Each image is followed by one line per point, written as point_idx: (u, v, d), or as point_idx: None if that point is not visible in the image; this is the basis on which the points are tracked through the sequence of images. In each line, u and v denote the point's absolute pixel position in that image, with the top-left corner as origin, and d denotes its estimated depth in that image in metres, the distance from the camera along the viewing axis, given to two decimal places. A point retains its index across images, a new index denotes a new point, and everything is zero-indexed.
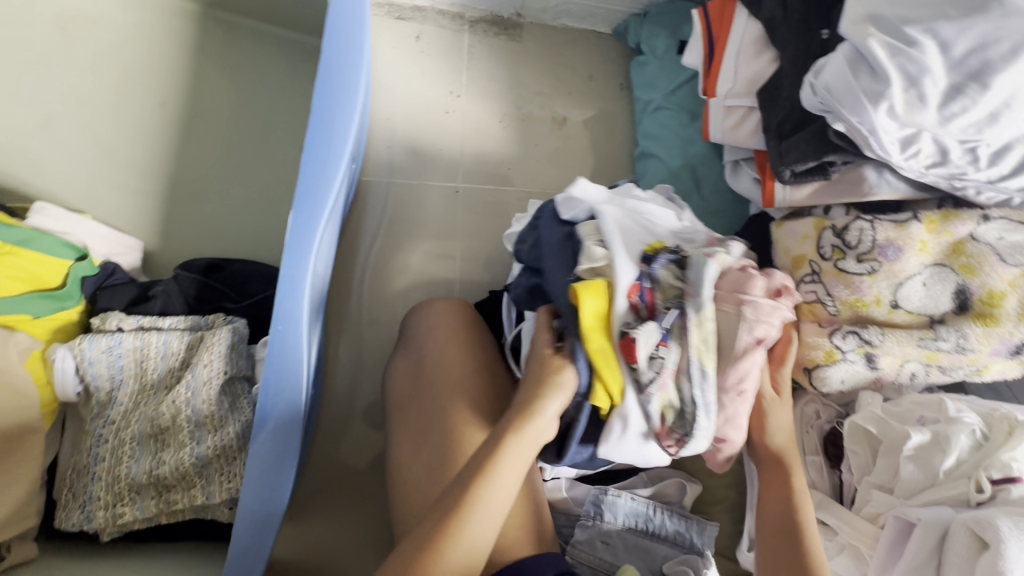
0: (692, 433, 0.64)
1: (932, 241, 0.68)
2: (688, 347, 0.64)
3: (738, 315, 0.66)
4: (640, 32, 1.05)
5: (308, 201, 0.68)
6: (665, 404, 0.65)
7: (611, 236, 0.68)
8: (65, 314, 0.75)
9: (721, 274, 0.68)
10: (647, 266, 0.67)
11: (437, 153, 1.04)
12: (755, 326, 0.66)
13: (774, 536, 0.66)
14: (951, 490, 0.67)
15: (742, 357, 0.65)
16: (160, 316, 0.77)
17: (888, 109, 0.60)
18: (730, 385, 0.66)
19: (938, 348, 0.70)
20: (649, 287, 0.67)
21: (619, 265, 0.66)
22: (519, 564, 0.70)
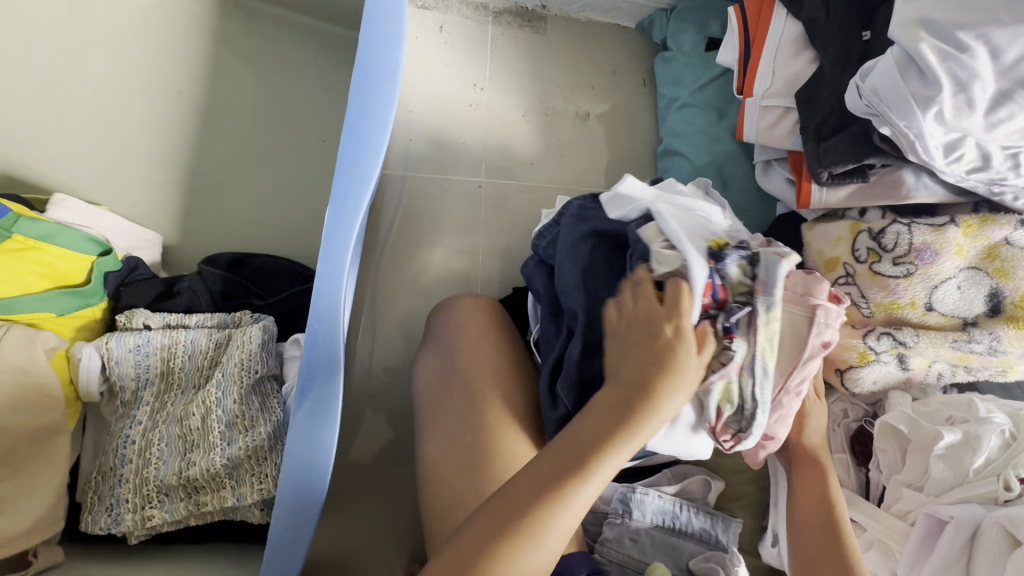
0: (748, 429, 0.66)
1: (968, 245, 0.69)
2: (755, 347, 0.64)
3: (808, 319, 0.65)
4: (666, 27, 1.04)
5: (344, 198, 0.67)
6: (723, 399, 0.65)
7: (678, 237, 0.67)
8: (90, 311, 0.72)
9: (787, 275, 0.68)
10: (716, 263, 0.66)
11: (459, 146, 1.03)
12: (823, 331, 0.66)
13: (812, 536, 0.66)
14: (980, 488, 0.68)
15: (807, 360, 0.66)
16: (186, 314, 0.75)
17: (936, 114, 0.61)
18: (791, 386, 0.66)
19: (970, 350, 0.71)
20: (720, 284, 0.66)
21: (693, 263, 0.64)
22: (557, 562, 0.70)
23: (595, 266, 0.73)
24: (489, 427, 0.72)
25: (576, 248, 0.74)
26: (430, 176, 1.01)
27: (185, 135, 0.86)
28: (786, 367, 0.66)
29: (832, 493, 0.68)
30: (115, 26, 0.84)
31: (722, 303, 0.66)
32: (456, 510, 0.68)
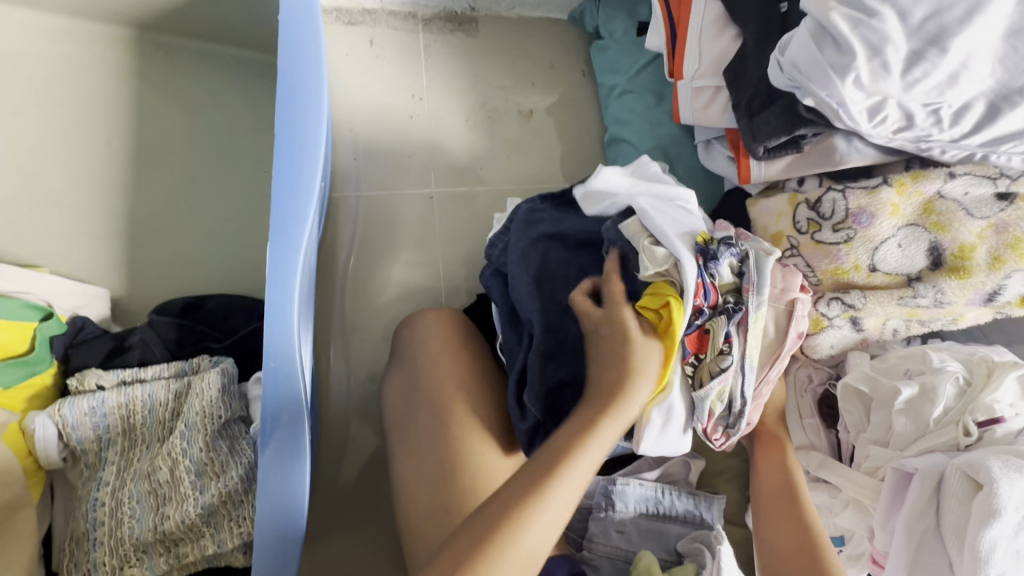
0: (737, 425, 0.66)
1: (904, 203, 0.71)
2: (744, 347, 0.64)
3: (787, 312, 0.68)
4: (597, 15, 1.04)
5: (283, 232, 0.65)
6: (718, 398, 0.64)
7: (665, 235, 0.63)
8: (38, 378, 0.71)
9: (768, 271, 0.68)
10: (708, 261, 0.63)
11: (405, 160, 1.02)
12: (800, 321, 0.68)
13: (773, 498, 0.73)
14: (942, 437, 0.70)
15: (785, 349, 0.67)
16: (141, 367, 0.74)
17: (854, 80, 0.61)
18: (771, 373, 0.68)
19: (917, 304, 0.73)
20: (712, 283, 0.63)
21: (685, 263, 0.61)
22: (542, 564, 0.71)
23: (548, 271, 0.74)
24: (456, 439, 0.72)
25: (523, 255, 0.75)
26: (380, 194, 1.01)
27: (118, 185, 0.85)
28: (765, 358, 0.68)
29: (792, 463, 0.74)
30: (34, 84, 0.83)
31: (715, 304, 0.64)
32: (428, 526, 0.68)
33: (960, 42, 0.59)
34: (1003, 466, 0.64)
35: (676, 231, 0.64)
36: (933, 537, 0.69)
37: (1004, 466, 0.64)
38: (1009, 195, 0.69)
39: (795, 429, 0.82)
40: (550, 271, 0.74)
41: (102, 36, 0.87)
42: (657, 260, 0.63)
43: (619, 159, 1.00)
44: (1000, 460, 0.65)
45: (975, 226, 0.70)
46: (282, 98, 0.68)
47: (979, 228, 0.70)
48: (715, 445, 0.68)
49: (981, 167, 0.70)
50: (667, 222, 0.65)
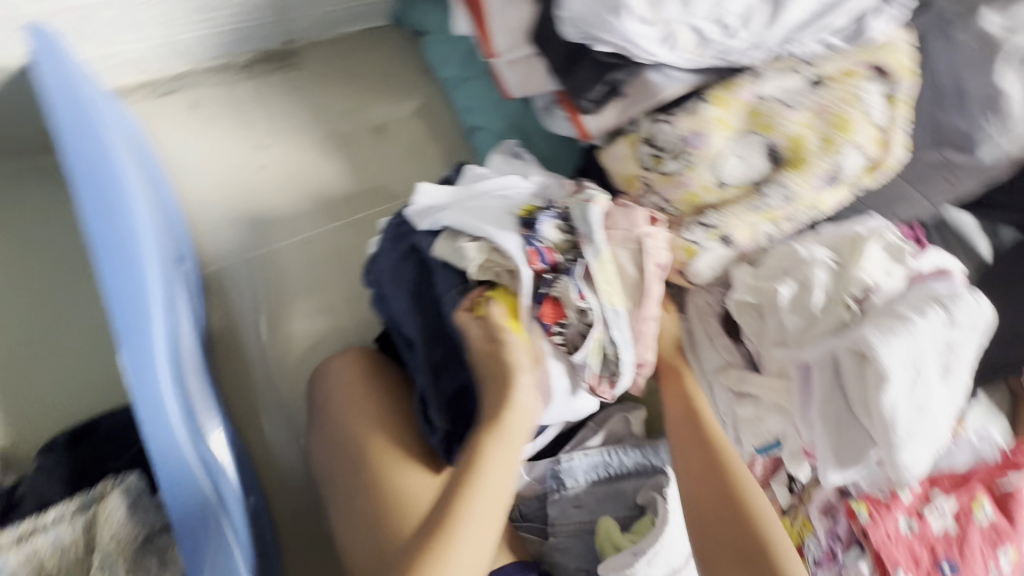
0: (619, 371, 0.69)
1: (729, 115, 0.72)
2: (601, 295, 0.67)
3: (639, 249, 0.69)
4: (414, 14, 1.04)
5: (131, 338, 0.62)
6: (596, 350, 0.68)
7: (476, 227, 0.67)
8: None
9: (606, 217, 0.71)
10: (531, 230, 0.67)
11: (270, 211, 0.97)
12: (655, 254, 0.69)
13: (682, 429, 0.78)
14: (830, 321, 0.73)
15: (648, 285, 0.69)
16: (38, 513, 0.68)
17: (635, 16, 0.63)
18: (646, 314, 0.69)
19: (769, 206, 0.75)
20: (545, 248, 0.67)
21: (500, 242, 0.66)
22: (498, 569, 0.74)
23: (425, 279, 0.73)
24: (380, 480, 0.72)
25: (398, 270, 0.73)
26: (258, 253, 0.96)
27: None
28: (634, 300, 0.70)
29: (691, 392, 0.80)
30: None
31: (555, 264, 0.68)
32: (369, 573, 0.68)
33: None
34: (878, 334, 0.67)
35: (490, 221, 0.68)
36: (846, 416, 0.72)
37: (880, 333, 0.68)
38: (817, 80, 0.72)
39: (710, 354, 0.83)
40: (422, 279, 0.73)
41: None
42: (470, 257, 0.67)
43: (480, 146, 0.99)
44: (876, 328, 0.68)
45: (796, 117, 0.72)
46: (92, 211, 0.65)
47: (802, 118, 0.72)
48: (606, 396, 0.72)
49: (786, 61, 0.72)
50: (485, 221, 0.68)
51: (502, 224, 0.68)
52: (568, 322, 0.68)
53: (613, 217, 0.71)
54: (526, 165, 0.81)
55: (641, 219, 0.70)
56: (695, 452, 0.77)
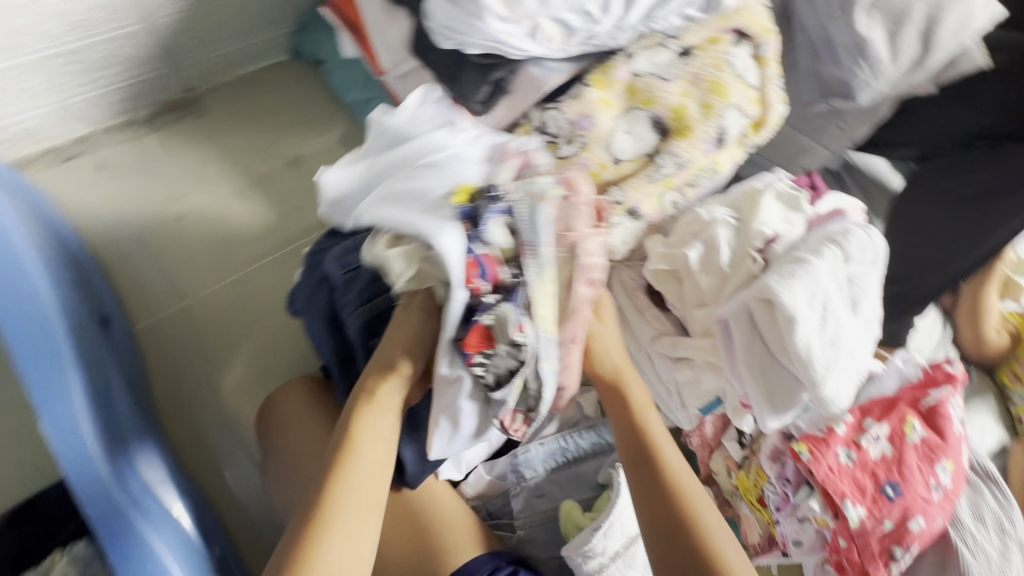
0: (534, 409, 0.69)
1: (610, 95, 0.75)
2: (537, 327, 0.64)
3: (571, 258, 0.67)
4: (311, 45, 1.06)
5: (50, 396, 0.68)
6: (520, 385, 0.66)
7: (405, 224, 0.61)
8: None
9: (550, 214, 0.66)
10: (474, 228, 0.63)
11: (193, 258, 0.96)
12: (591, 271, 0.68)
13: (632, 450, 0.71)
14: (741, 274, 0.76)
15: (579, 308, 0.68)
16: None
17: (496, 17, 0.67)
18: (565, 338, 0.68)
19: (665, 175, 0.78)
20: (484, 257, 0.63)
21: (443, 248, 0.60)
22: (466, 567, 0.75)
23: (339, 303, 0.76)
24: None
25: (312, 295, 0.76)
26: (188, 300, 0.94)
27: None
28: (563, 321, 0.67)
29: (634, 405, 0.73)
30: None
31: (495, 282, 0.64)
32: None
33: None
34: (778, 279, 0.71)
35: (428, 215, 0.62)
36: (772, 362, 0.74)
37: (781, 278, 0.71)
38: (686, 51, 0.76)
39: (643, 325, 0.85)
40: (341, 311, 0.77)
41: None
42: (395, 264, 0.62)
43: None
44: (778, 275, 0.72)
45: (674, 88, 0.76)
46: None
47: (679, 88, 0.76)
48: (519, 435, 0.73)
49: (652, 38, 0.76)
50: (422, 212, 0.63)
51: (441, 217, 0.62)
52: (498, 352, 0.64)
53: (564, 213, 0.67)
54: (455, 112, 0.71)
55: (583, 222, 0.67)
56: (641, 477, 0.68)
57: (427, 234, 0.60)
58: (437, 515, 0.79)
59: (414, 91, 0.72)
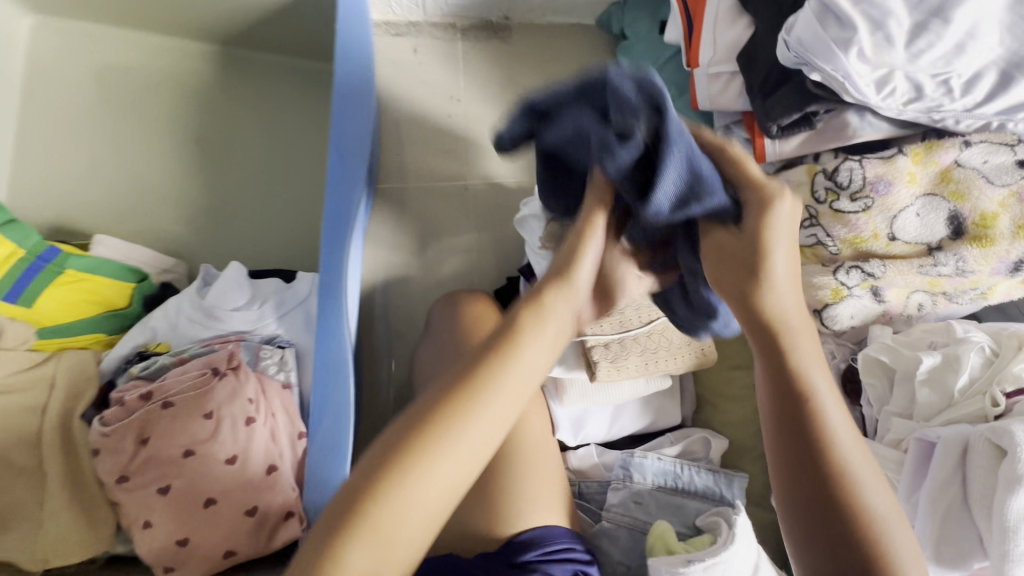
0: (586, 421, 0.89)
1: (920, 172, 0.71)
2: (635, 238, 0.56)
3: (819, 269, 0.75)
4: (623, 18, 1.10)
5: (340, 215, 0.78)
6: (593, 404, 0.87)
7: (126, 344, 0.75)
8: (101, 334, 0.76)
9: (158, 384, 0.68)
10: (124, 366, 0.73)
11: (443, 154, 1.11)
12: (842, 271, 0.74)
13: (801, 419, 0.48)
14: (968, 408, 0.69)
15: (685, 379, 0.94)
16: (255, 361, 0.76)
17: (858, 53, 0.64)
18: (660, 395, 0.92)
19: (938, 274, 0.72)
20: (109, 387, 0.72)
21: (108, 357, 0.74)
22: (546, 530, 0.73)
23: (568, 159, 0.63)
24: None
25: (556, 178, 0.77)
26: (425, 186, 1.09)
27: (195, 182, 0.97)
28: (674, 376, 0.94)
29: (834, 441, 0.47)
30: (137, 89, 0.97)
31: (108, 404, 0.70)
32: None
33: (963, 12, 0.61)
34: None
35: (131, 347, 0.75)
36: (962, 512, 0.67)
37: None
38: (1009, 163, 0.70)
39: None
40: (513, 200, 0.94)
41: (191, 50, 0.99)
42: (110, 358, 0.74)
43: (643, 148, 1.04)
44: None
45: (996, 194, 0.70)
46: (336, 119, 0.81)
47: (1001, 196, 0.70)
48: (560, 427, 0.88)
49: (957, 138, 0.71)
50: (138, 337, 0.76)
51: (128, 351, 0.75)
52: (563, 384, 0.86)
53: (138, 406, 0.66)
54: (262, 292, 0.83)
55: (116, 427, 0.65)
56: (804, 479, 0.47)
57: (109, 352, 0.75)
58: (545, 463, 0.80)
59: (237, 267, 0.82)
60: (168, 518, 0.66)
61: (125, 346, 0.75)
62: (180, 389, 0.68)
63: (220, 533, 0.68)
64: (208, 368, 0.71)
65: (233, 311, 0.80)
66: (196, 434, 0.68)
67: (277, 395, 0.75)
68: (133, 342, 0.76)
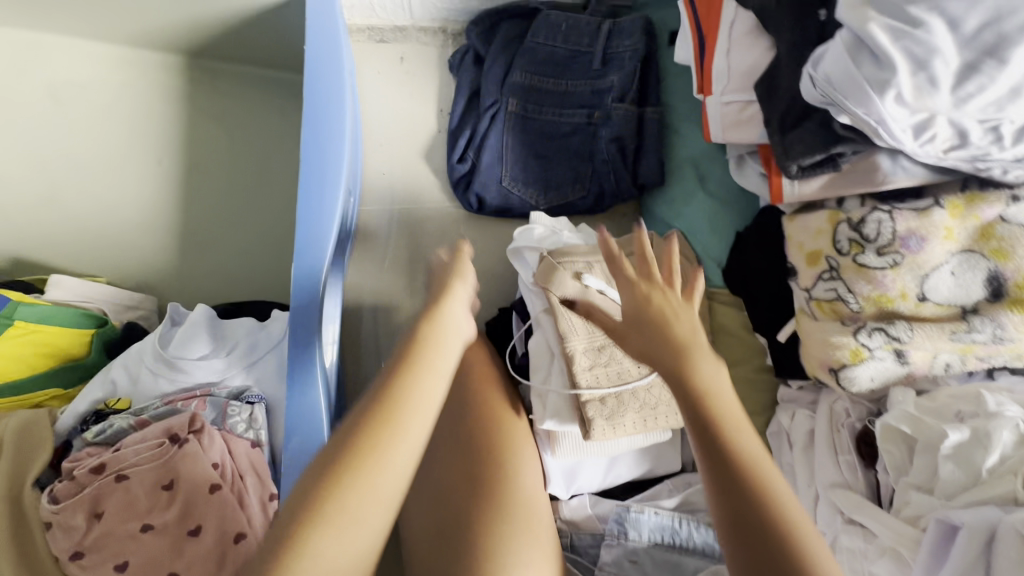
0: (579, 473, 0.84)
1: (958, 227, 0.64)
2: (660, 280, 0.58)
3: (838, 325, 0.69)
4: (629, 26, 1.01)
5: (307, 252, 0.70)
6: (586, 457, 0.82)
7: (83, 402, 0.70)
8: (59, 389, 0.72)
9: (110, 457, 0.64)
10: (79, 427, 0.69)
11: (432, 172, 1.03)
12: (864, 332, 0.67)
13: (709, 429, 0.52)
14: (996, 489, 0.63)
15: None
16: (220, 419, 0.70)
17: (895, 97, 0.56)
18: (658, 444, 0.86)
19: (973, 340, 0.66)
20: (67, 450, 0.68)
21: (64, 416, 0.70)
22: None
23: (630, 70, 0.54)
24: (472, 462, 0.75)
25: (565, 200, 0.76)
26: (410, 206, 1.01)
27: (162, 206, 0.90)
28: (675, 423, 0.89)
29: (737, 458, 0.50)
30: (96, 106, 0.89)
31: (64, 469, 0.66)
32: (425, 540, 0.72)
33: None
34: None
35: (89, 405, 0.70)
36: None
37: None
38: None
39: (829, 466, 0.76)
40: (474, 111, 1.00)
41: (156, 62, 0.91)
42: (66, 417, 0.69)
43: (648, 168, 0.95)
44: None
45: None
46: (305, 142, 0.71)
47: None
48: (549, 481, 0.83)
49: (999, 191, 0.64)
50: (97, 393, 0.71)
51: (86, 409, 0.70)
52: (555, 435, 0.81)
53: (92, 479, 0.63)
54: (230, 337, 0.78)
55: (67, 502, 0.61)
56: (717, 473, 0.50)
57: (65, 410, 0.70)
58: (539, 526, 0.73)
59: (204, 311, 0.76)
60: None
61: (82, 403, 0.70)
62: (135, 460, 0.64)
63: None
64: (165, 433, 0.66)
65: (199, 361, 0.74)
66: (153, 508, 0.63)
67: (246, 457, 0.69)
68: (92, 398, 0.71)
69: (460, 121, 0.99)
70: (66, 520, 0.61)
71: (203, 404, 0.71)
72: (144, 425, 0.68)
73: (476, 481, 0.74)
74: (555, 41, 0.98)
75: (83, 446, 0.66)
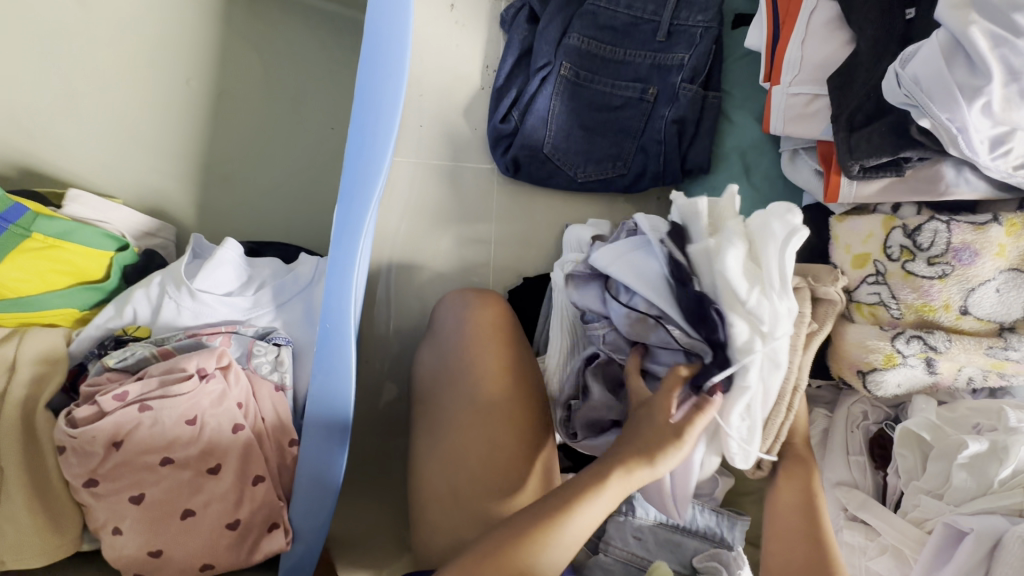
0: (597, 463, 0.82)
1: (1011, 245, 0.65)
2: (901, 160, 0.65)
3: (875, 330, 0.69)
4: None
5: (353, 196, 0.65)
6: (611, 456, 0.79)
7: (101, 327, 0.67)
8: (74, 309, 0.69)
9: (129, 388, 0.60)
10: (96, 350, 0.66)
11: (471, 131, 0.99)
12: (901, 338, 0.68)
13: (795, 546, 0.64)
14: (1003, 500, 0.65)
15: None
16: (246, 356, 0.68)
17: (984, 105, 0.56)
18: None
19: (1006, 357, 0.68)
20: (84, 373, 0.65)
21: (81, 338, 0.67)
22: None
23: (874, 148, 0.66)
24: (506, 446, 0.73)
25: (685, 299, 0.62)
26: (445, 164, 0.98)
27: (188, 131, 0.85)
28: None
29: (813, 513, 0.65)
30: None
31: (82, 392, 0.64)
32: (444, 507, 0.72)
33: None
34: None
35: (108, 330, 0.67)
36: None
37: None
38: None
39: (839, 465, 0.78)
40: (522, 70, 0.96)
41: None
42: (84, 340, 0.67)
43: (694, 153, 0.94)
44: None
45: None
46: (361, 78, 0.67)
47: None
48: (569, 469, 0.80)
49: None
50: (116, 320, 0.68)
51: (106, 334, 0.67)
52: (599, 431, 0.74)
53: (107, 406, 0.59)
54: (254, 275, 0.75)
55: (80, 429, 0.58)
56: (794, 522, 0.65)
57: (82, 333, 0.67)
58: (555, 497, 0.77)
59: (230, 242, 0.73)
60: (139, 528, 0.59)
61: (100, 328, 0.67)
62: (161, 392, 0.60)
63: (194, 549, 0.60)
64: (189, 369, 0.62)
65: (224, 296, 0.71)
66: (171, 443, 0.60)
67: (269, 398, 0.67)
68: (110, 322, 0.68)
69: (507, 81, 0.95)
70: (80, 447, 0.58)
71: (228, 340, 0.68)
72: (166, 355, 0.65)
73: (494, 448, 0.73)
74: (617, 8, 0.94)
75: (101, 371, 0.63)
